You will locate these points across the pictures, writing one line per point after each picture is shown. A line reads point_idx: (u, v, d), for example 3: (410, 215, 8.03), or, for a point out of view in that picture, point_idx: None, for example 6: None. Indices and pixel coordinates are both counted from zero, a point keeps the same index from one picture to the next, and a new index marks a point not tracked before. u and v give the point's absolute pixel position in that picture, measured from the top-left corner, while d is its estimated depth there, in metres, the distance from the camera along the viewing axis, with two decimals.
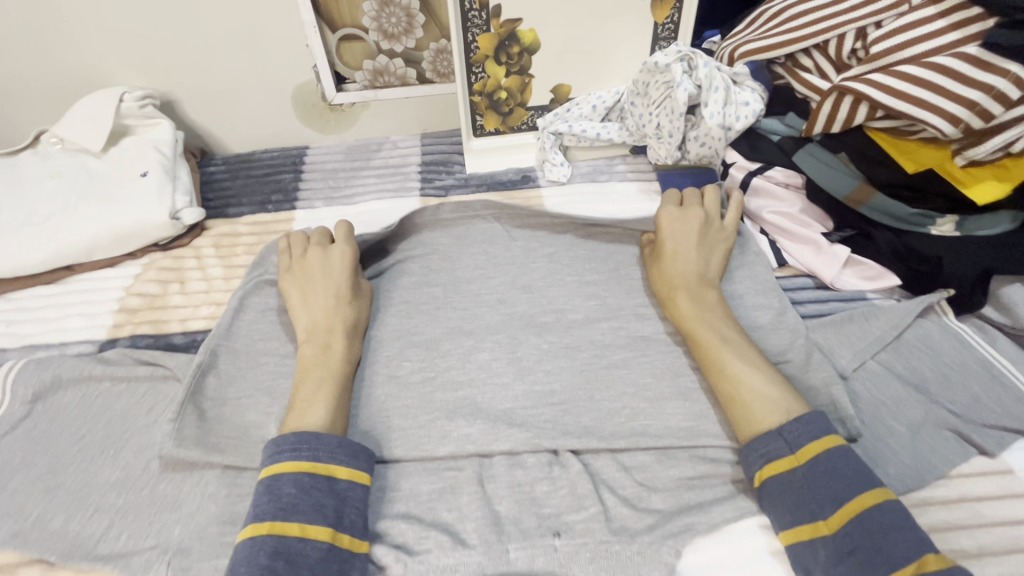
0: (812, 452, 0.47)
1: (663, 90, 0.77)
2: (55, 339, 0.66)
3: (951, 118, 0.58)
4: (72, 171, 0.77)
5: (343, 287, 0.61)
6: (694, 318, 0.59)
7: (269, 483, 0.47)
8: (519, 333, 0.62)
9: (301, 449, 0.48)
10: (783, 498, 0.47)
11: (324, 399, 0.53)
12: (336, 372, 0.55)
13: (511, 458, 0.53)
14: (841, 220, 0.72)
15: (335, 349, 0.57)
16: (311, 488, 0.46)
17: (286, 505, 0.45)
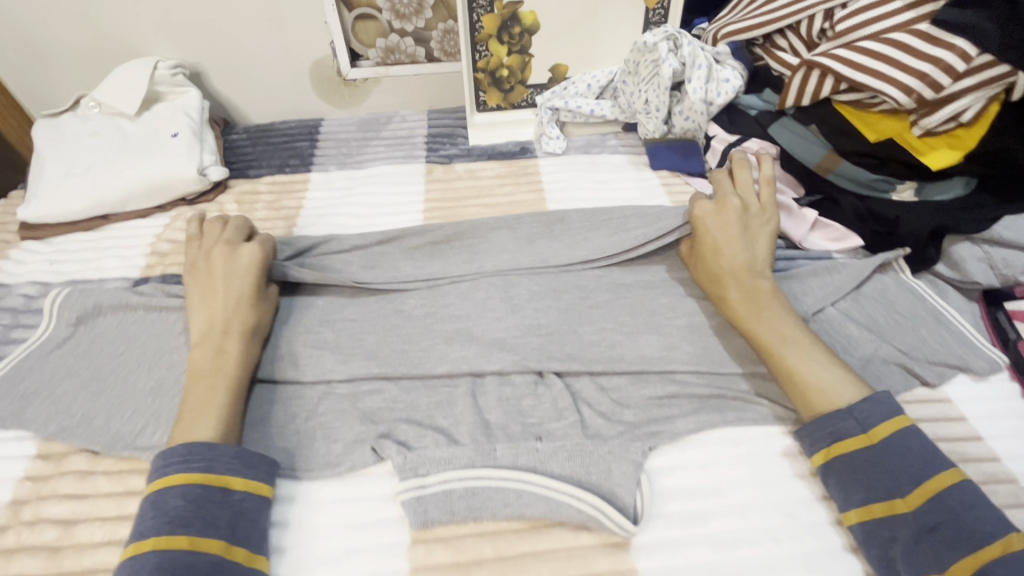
0: (885, 432, 0.48)
1: (651, 68, 0.84)
2: (93, 276, 0.73)
3: (904, 88, 0.64)
4: (109, 131, 0.85)
5: (245, 290, 0.61)
6: (748, 315, 0.58)
7: (156, 498, 0.46)
8: (512, 277, 0.68)
9: (191, 460, 0.48)
10: (856, 475, 0.48)
11: (216, 405, 0.52)
12: (229, 376, 0.55)
13: (501, 377, 0.59)
14: (810, 186, 0.79)
15: (230, 353, 0.56)
16: (201, 499, 0.46)
17: (174, 517, 0.45)
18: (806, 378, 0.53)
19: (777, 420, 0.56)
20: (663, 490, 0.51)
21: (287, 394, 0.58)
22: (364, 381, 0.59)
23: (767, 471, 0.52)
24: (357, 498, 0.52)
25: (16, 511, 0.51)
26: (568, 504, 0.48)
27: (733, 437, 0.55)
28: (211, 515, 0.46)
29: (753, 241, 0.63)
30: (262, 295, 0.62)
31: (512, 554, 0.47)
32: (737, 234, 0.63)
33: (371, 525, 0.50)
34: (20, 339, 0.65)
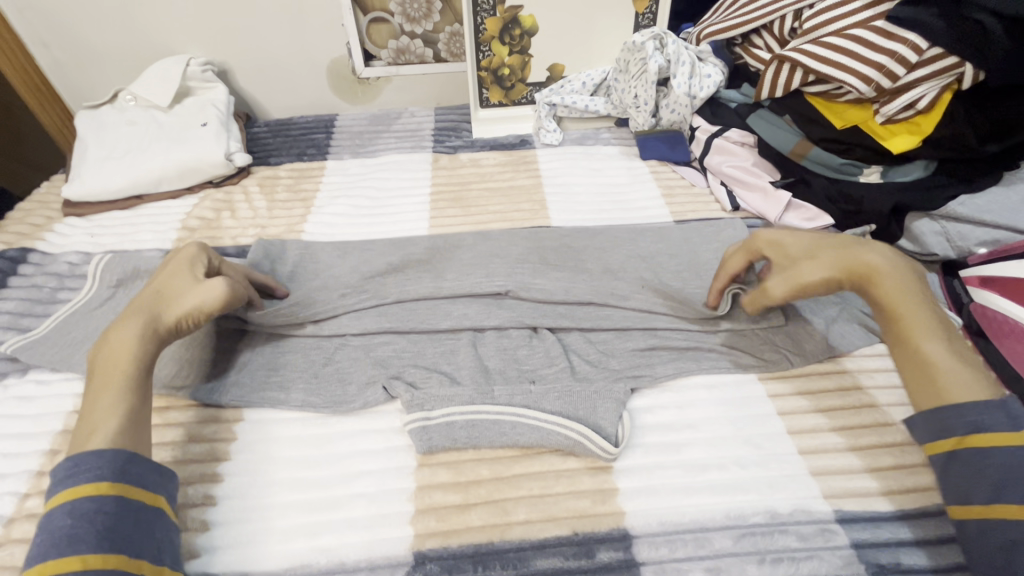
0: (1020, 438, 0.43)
1: (639, 65, 0.92)
2: (130, 247, 0.80)
3: (863, 78, 0.72)
4: (145, 121, 0.93)
5: (177, 287, 0.57)
6: (893, 289, 0.51)
7: (46, 521, 0.43)
8: (510, 248, 0.75)
9: (76, 473, 0.45)
10: (974, 474, 0.44)
11: (106, 408, 0.49)
12: (122, 371, 0.51)
13: (499, 332, 0.66)
14: (784, 169, 0.86)
15: (120, 343, 0.52)
16: (89, 513, 0.43)
17: (62, 537, 0.42)
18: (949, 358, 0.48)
19: (748, 367, 0.62)
20: (643, 425, 0.57)
21: (306, 344, 0.65)
22: (376, 335, 0.66)
23: (738, 410, 0.58)
24: (369, 430, 0.58)
25: (68, 438, 0.58)
26: (556, 431, 0.54)
27: (707, 383, 0.61)
28: (102, 528, 0.43)
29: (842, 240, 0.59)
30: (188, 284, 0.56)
31: (507, 476, 0.53)
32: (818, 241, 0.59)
33: (382, 452, 0.56)
34: (65, 299, 0.72)
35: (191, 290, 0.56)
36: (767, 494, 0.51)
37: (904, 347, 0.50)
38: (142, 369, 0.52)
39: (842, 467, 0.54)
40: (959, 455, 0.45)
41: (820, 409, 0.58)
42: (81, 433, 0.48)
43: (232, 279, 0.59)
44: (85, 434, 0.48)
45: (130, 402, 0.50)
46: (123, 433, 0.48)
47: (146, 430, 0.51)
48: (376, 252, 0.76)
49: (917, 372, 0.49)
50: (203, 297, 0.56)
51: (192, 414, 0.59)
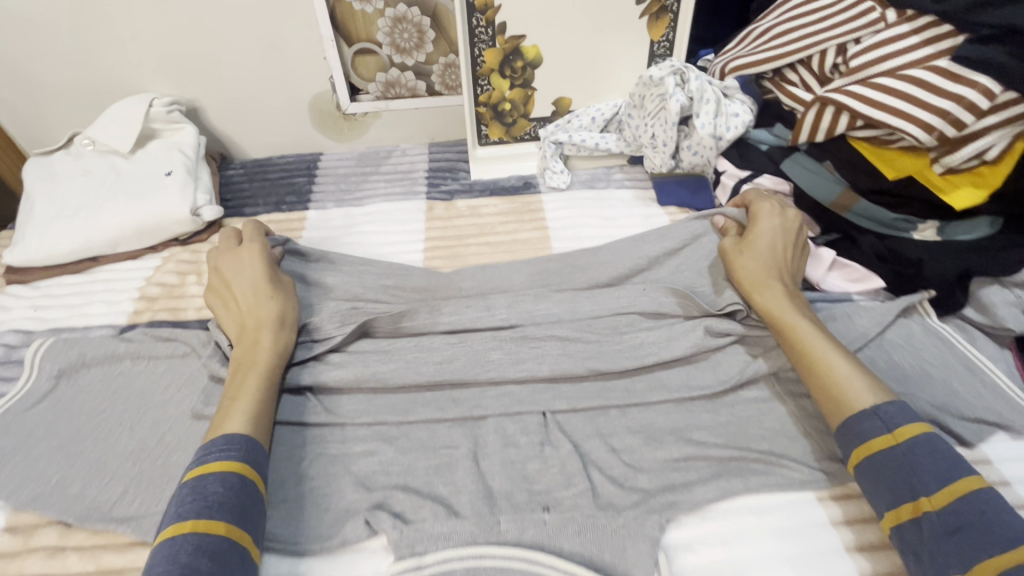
0: (909, 432, 0.48)
1: (657, 102, 0.82)
2: (78, 323, 0.70)
3: (925, 126, 0.62)
4: (101, 169, 0.83)
5: (266, 283, 0.63)
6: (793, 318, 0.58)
7: (193, 484, 0.46)
8: (513, 277, 0.70)
9: (230, 449, 0.49)
10: (886, 477, 0.47)
11: (246, 400, 0.53)
12: (259, 367, 0.56)
13: (505, 437, 0.55)
14: (827, 224, 0.75)
15: (265, 344, 0.58)
16: (238, 488, 0.47)
17: (212, 502, 0.45)
18: (842, 378, 0.53)
19: (804, 485, 0.52)
20: (682, 568, 0.47)
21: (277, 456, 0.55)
22: (360, 442, 0.56)
23: (795, 546, 0.48)
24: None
25: None
26: None
27: (755, 506, 0.51)
28: (244, 505, 0.46)
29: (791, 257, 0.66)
30: (272, 282, 0.63)
31: None
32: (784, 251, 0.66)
33: None
34: None
35: (278, 288, 0.63)
36: None
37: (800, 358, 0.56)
38: (278, 367, 0.58)
39: None
40: (869, 461, 0.48)
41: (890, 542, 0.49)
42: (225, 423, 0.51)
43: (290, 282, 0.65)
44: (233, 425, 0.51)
45: (267, 395, 0.55)
46: (258, 428, 0.52)
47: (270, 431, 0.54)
48: (362, 331, 0.66)
49: (821, 386, 0.54)
50: (291, 299, 0.63)
51: (135, 556, 0.49)
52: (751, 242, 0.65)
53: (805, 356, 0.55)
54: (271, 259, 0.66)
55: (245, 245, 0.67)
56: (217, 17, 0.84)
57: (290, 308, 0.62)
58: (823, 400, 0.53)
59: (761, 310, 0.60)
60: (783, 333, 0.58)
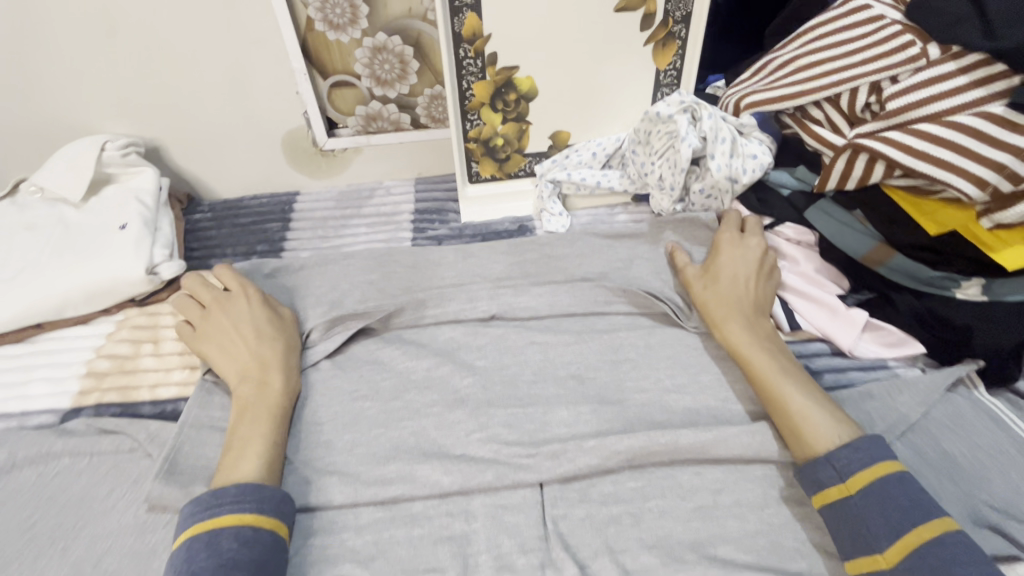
0: (862, 480, 0.47)
1: (666, 140, 0.74)
2: (16, 408, 0.62)
3: (978, 181, 0.54)
4: (48, 223, 0.74)
5: (269, 324, 0.62)
6: (749, 351, 0.59)
7: (207, 538, 0.46)
8: (491, 265, 0.74)
9: (243, 501, 0.48)
10: (843, 529, 0.47)
11: (257, 445, 0.53)
12: (271, 408, 0.56)
13: (499, 558, 0.48)
14: (857, 280, 0.68)
15: (275, 385, 0.58)
16: (252, 542, 0.46)
17: (227, 560, 0.44)
18: (800, 414, 0.53)
19: None
20: None
21: None
22: (332, 564, 0.48)
23: None
24: None
25: None
26: None
27: None
28: (259, 561, 0.45)
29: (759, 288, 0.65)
30: (275, 323, 0.63)
31: None
32: (749, 280, 0.65)
33: None
34: None
35: (281, 328, 0.63)
36: None
37: (763, 390, 0.56)
38: (287, 408, 0.57)
39: None
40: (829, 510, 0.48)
41: None
42: (232, 469, 0.51)
43: (289, 322, 0.64)
44: (241, 468, 0.51)
45: (277, 435, 0.55)
46: (272, 469, 0.52)
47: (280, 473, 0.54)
48: (339, 415, 0.58)
49: (785, 419, 0.54)
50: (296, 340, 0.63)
51: None
52: (713, 272, 0.66)
53: (765, 390, 0.56)
54: (267, 301, 0.65)
55: (236, 289, 0.65)
56: (175, 51, 0.75)
57: (293, 349, 0.62)
58: (786, 433, 0.53)
59: (723, 340, 0.62)
60: (742, 364, 0.59)
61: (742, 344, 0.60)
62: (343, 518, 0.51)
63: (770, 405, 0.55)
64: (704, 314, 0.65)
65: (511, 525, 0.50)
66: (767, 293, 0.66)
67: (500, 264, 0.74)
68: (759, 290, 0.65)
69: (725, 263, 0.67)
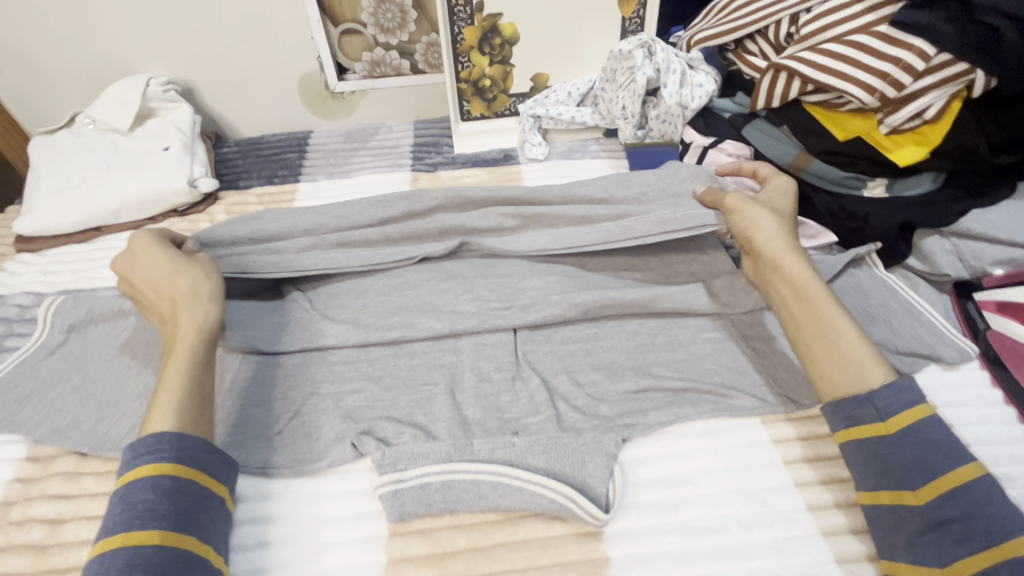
0: (903, 422, 0.48)
1: (627, 74, 0.87)
2: (86, 285, 0.75)
3: (868, 88, 0.67)
4: (102, 146, 0.87)
5: (174, 264, 0.60)
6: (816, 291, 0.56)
7: (122, 494, 0.46)
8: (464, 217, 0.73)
9: (161, 450, 0.48)
10: (870, 461, 0.49)
11: (171, 392, 0.51)
12: (186, 348, 0.54)
13: (479, 375, 0.60)
14: (784, 185, 0.80)
15: (183, 324, 0.56)
16: (170, 492, 0.46)
17: (143, 510, 0.45)
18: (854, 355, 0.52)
19: (751, 409, 0.57)
20: (636, 480, 0.53)
21: (274, 395, 0.60)
22: (347, 382, 0.61)
23: (738, 461, 0.54)
24: (337, 493, 0.53)
25: (5, 511, 0.54)
26: (541, 494, 0.50)
27: (707, 431, 0.56)
28: (179, 509, 0.46)
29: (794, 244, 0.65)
30: (177, 262, 0.60)
31: (487, 546, 0.49)
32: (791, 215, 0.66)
33: (351, 519, 0.52)
34: (17, 346, 0.68)
35: (190, 264, 0.60)
36: (773, 560, 0.47)
37: (818, 328, 0.54)
38: (199, 346, 0.55)
39: (851, 527, 0.50)
40: (859, 445, 0.50)
41: (824, 457, 0.54)
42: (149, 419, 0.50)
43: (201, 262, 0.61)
44: (154, 420, 0.50)
45: (195, 374, 0.53)
46: (190, 416, 0.51)
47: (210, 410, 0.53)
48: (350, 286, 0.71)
49: (836, 356, 0.53)
50: (212, 273, 0.61)
51: None
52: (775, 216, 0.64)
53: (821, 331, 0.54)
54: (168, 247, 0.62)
55: (139, 245, 0.62)
56: None
57: (202, 283, 0.59)
58: (833, 369, 0.52)
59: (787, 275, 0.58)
60: (802, 301, 0.56)
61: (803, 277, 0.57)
62: (356, 355, 0.64)
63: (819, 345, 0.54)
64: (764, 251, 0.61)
65: (490, 355, 0.62)
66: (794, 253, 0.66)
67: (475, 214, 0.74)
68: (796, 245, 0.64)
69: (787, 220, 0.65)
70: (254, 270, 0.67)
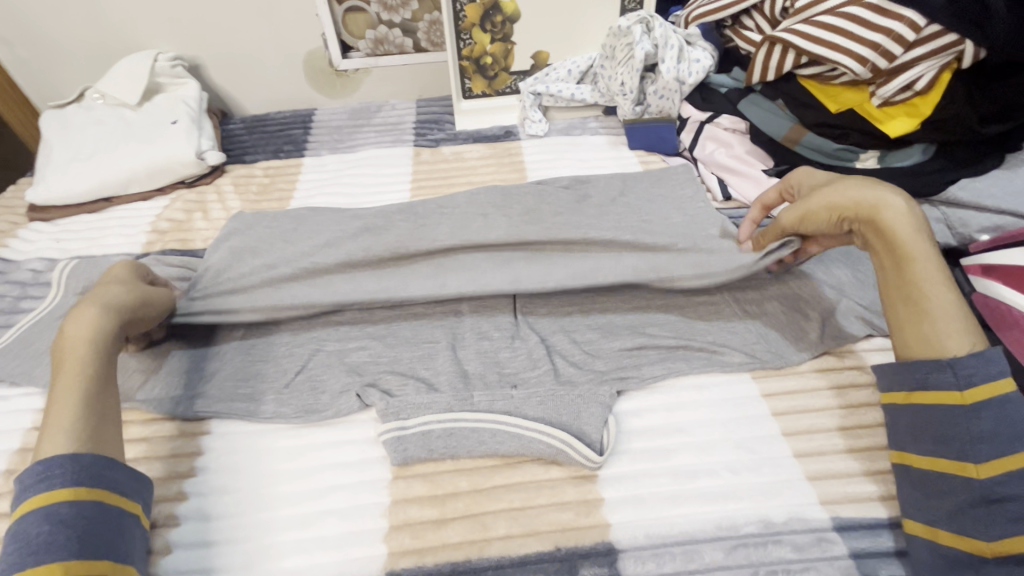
0: (983, 394, 0.44)
1: (626, 50, 0.88)
2: (97, 252, 0.77)
3: (859, 59, 0.68)
4: (111, 120, 0.89)
5: (110, 281, 0.58)
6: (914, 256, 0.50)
7: (16, 530, 0.42)
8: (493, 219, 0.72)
9: (51, 477, 0.43)
10: (931, 427, 0.46)
11: (56, 411, 0.47)
12: (77, 367, 0.49)
13: (480, 333, 0.63)
14: (778, 157, 0.81)
15: (70, 335, 0.50)
16: (68, 520, 0.42)
17: (37, 543, 0.41)
18: (943, 327, 0.47)
19: (741, 365, 0.59)
20: (630, 429, 0.55)
21: (281, 352, 0.62)
22: (352, 340, 0.63)
23: (728, 413, 0.56)
24: (342, 441, 0.56)
25: (25, 458, 0.56)
26: (538, 440, 0.52)
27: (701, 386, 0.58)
28: (82, 535, 0.42)
29: None
30: (111, 284, 0.57)
31: (486, 488, 0.51)
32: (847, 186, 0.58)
33: (355, 464, 0.54)
34: (31, 308, 0.70)
35: (113, 285, 0.57)
36: (760, 502, 0.49)
37: (906, 296, 0.49)
38: (95, 358, 0.50)
39: (836, 471, 0.52)
40: (924, 411, 0.47)
41: (812, 408, 0.56)
42: (41, 441, 0.46)
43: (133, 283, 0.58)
44: (45, 442, 0.45)
45: (90, 396, 0.48)
46: (86, 436, 0.46)
47: (109, 431, 0.48)
48: None
49: (921, 326, 0.48)
50: (136, 289, 0.57)
51: (159, 428, 0.57)
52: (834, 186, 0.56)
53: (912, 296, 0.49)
54: (128, 273, 0.60)
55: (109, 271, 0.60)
56: None
57: (110, 291, 0.55)
58: (918, 341, 0.49)
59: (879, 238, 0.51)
60: (896, 267, 0.50)
61: (905, 234, 0.51)
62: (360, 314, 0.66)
63: (907, 311, 0.49)
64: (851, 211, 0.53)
65: (490, 316, 0.64)
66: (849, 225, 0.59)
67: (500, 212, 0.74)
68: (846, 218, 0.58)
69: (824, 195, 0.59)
70: (264, 247, 0.68)
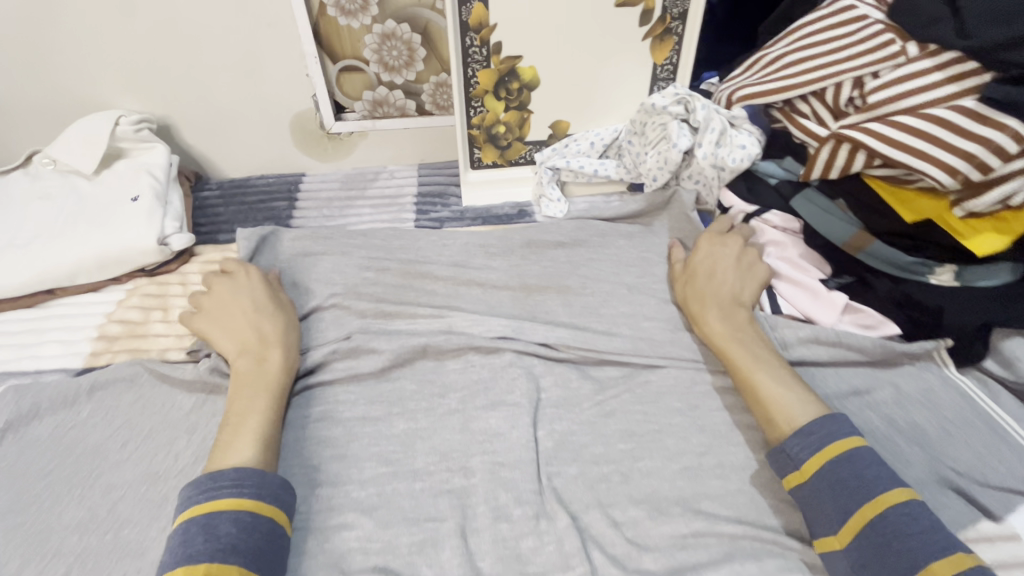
0: (814, 465, 0.49)
1: (659, 131, 0.78)
2: (30, 366, 0.64)
3: (950, 170, 0.57)
4: (60, 193, 0.76)
5: (263, 297, 0.63)
6: (739, 348, 0.59)
7: (204, 522, 0.44)
8: (502, 332, 0.63)
9: (242, 486, 0.47)
10: (806, 511, 0.49)
11: (255, 422, 0.52)
12: (267, 387, 0.55)
13: (496, 510, 0.51)
14: (838, 266, 0.71)
15: (269, 364, 0.57)
16: (252, 528, 0.45)
17: (225, 543, 0.43)
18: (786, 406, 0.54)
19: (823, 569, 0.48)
20: None
21: None
22: (336, 513, 0.51)
23: None
24: None
25: None
26: None
27: None
28: (259, 547, 0.44)
29: (739, 283, 0.66)
30: (273, 298, 0.63)
31: None
32: (731, 275, 0.66)
33: None
34: None
35: (278, 305, 0.63)
36: None
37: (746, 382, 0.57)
38: (283, 388, 0.57)
39: None
40: (798, 492, 0.49)
41: None
42: (225, 454, 0.50)
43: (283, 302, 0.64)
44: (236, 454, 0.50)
45: (270, 420, 0.53)
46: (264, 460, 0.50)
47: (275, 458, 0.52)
48: (343, 382, 0.61)
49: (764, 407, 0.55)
50: (290, 315, 0.63)
51: None
52: (693, 269, 0.68)
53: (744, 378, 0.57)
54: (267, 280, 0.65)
55: (237, 271, 0.65)
56: (189, 32, 0.78)
57: (292, 327, 0.62)
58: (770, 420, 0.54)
59: (707, 334, 0.62)
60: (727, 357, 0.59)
61: (724, 329, 0.61)
62: (346, 474, 0.54)
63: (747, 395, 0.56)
64: (690, 309, 0.65)
65: (509, 482, 0.52)
66: (748, 288, 0.67)
67: (504, 325, 0.64)
68: (736, 283, 0.66)
69: (707, 263, 0.68)
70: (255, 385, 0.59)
